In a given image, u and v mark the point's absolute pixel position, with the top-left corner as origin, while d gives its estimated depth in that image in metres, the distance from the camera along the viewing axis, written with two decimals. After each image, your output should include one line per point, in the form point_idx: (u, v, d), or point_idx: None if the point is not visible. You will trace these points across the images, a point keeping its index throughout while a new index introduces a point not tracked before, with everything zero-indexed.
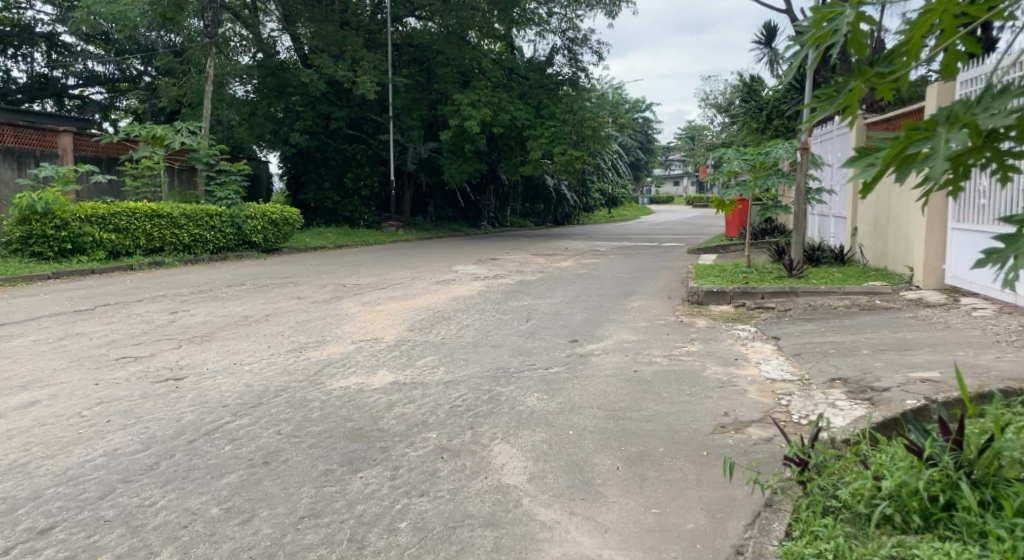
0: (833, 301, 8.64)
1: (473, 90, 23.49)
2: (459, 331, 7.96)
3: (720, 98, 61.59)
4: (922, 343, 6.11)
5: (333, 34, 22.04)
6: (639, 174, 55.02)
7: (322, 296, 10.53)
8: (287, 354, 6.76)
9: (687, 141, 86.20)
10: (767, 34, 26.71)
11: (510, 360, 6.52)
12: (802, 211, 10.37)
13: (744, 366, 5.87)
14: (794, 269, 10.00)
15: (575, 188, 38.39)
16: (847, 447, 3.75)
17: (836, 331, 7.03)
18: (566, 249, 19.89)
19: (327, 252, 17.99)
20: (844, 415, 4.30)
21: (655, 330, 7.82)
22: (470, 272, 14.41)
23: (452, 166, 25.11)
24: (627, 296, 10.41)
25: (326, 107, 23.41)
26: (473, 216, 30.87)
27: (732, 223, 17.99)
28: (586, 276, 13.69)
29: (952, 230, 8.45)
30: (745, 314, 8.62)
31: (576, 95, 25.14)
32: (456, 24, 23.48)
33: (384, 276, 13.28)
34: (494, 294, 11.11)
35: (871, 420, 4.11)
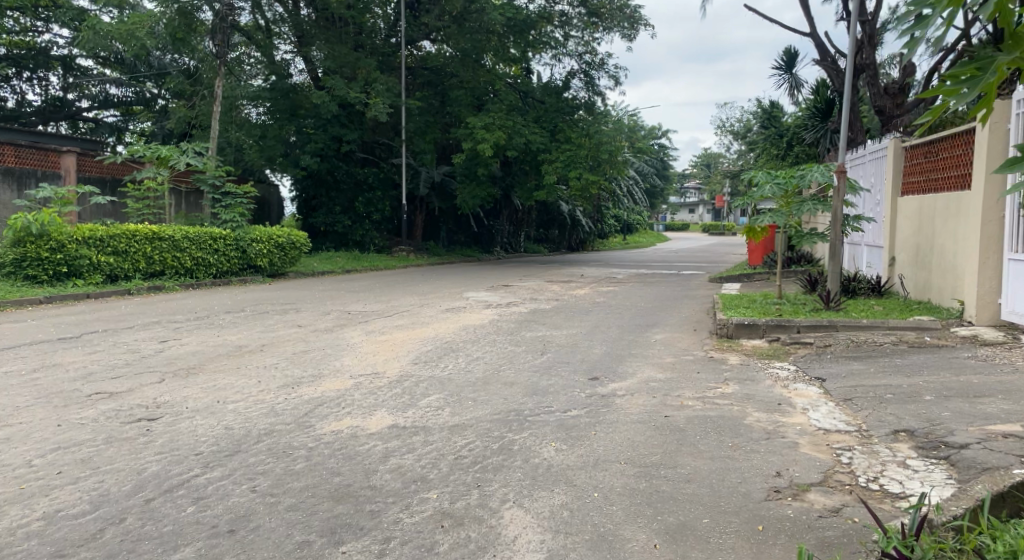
0: (876, 338, 7.97)
1: (487, 113, 23.03)
2: (469, 365, 7.32)
3: (736, 125, 61.19)
4: (990, 390, 5.43)
5: (346, 56, 21.71)
6: (654, 201, 54.40)
7: (325, 325, 9.91)
8: (278, 391, 6.12)
9: (702, 169, 85.78)
10: (787, 60, 26.24)
11: (524, 401, 5.86)
12: (837, 239, 9.74)
13: (790, 414, 5.19)
14: (830, 301, 9.33)
15: (590, 213, 37.80)
16: (956, 535, 3.15)
17: (887, 373, 6.33)
18: (581, 276, 19.25)
19: (335, 277, 17.40)
20: (938, 486, 3.71)
21: (684, 367, 7.14)
22: (482, 299, 13.75)
23: (465, 190, 24.64)
24: (649, 328, 9.73)
25: (338, 130, 22.98)
26: (485, 242, 30.33)
27: (755, 251, 17.33)
28: (604, 305, 13.00)
29: (1009, 262, 7.93)
30: (779, 350, 7.94)
31: (593, 120, 24.69)
32: (470, 47, 23.12)
33: (392, 303, 12.63)
34: (507, 324, 10.45)
35: (983, 494, 3.50)
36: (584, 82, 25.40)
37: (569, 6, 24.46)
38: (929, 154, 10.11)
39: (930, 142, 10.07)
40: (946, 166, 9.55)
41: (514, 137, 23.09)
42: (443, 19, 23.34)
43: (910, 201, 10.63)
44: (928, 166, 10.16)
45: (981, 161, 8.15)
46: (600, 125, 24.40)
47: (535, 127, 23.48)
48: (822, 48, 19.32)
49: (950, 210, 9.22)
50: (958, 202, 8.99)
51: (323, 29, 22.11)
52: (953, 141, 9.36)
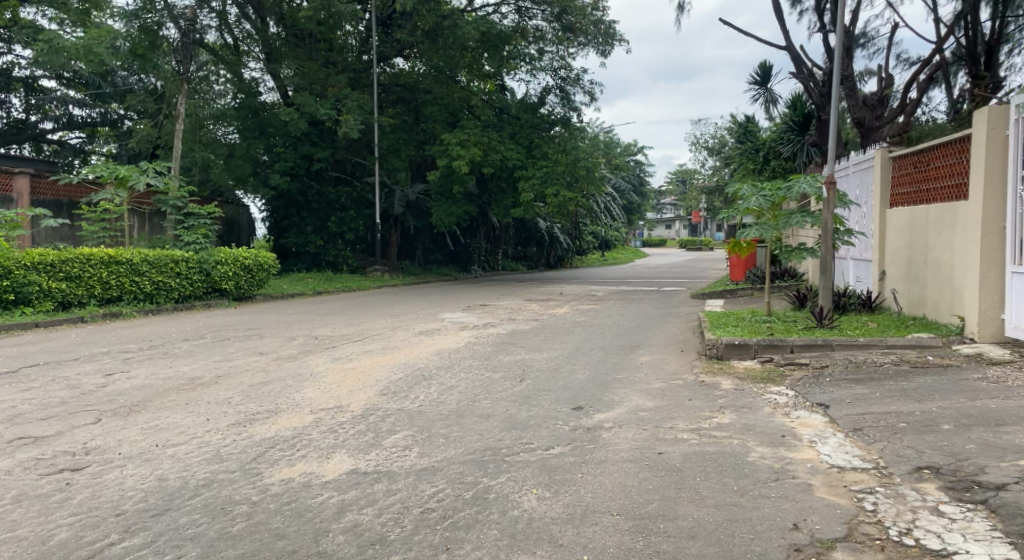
0: (875, 357, 7.53)
1: (462, 130, 22.57)
2: (442, 396, 6.71)
3: (710, 141, 61.41)
4: (1014, 418, 4.95)
5: (315, 73, 21.23)
6: (631, 217, 54.20)
7: (290, 352, 9.25)
8: (226, 430, 5.47)
9: (678, 185, 86.02)
10: (762, 74, 26.11)
11: (500, 436, 5.27)
12: (828, 253, 9.31)
13: (798, 448, 4.68)
14: (823, 318, 8.88)
15: (567, 230, 37.42)
16: None
17: (895, 397, 5.85)
18: (561, 294, 18.72)
19: (305, 299, 16.71)
20: (984, 544, 3.22)
21: (674, 394, 6.60)
22: (457, 321, 13.14)
23: (440, 208, 24.09)
24: (634, 349, 9.20)
25: (308, 148, 22.35)
26: (463, 260, 29.77)
27: (736, 266, 16.92)
28: (585, 324, 12.46)
29: (1011, 275, 7.56)
30: (774, 373, 7.44)
31: (569, 136, 24.31)
32: (443, 63, 22.72)
33: (362, 327, 11.98)
34: (485, 347, 9.86)
35: None
36: (559, 98, 25.04)
37: (543, 21, 24.19)
38: (919, 163, 9.76)
39: (919, 152, 9.74)
40: (937, 176, 9.20)
41: (490, 153, 22.61)
42: (415, 35, 22.91)
43: (900, 212, 10.25)
44: (917, 176, 9.81)
45: (977, 170, 7.80)
46: (577, 141, 24.02)
47: (510, 144, 23.06)
48: (798, 61, 19.13)
49: (944, 222, 8.85)
50: (953, 213, 8.62)
51: (291, 46, 21.58)
52: (945, 149, 9.02)
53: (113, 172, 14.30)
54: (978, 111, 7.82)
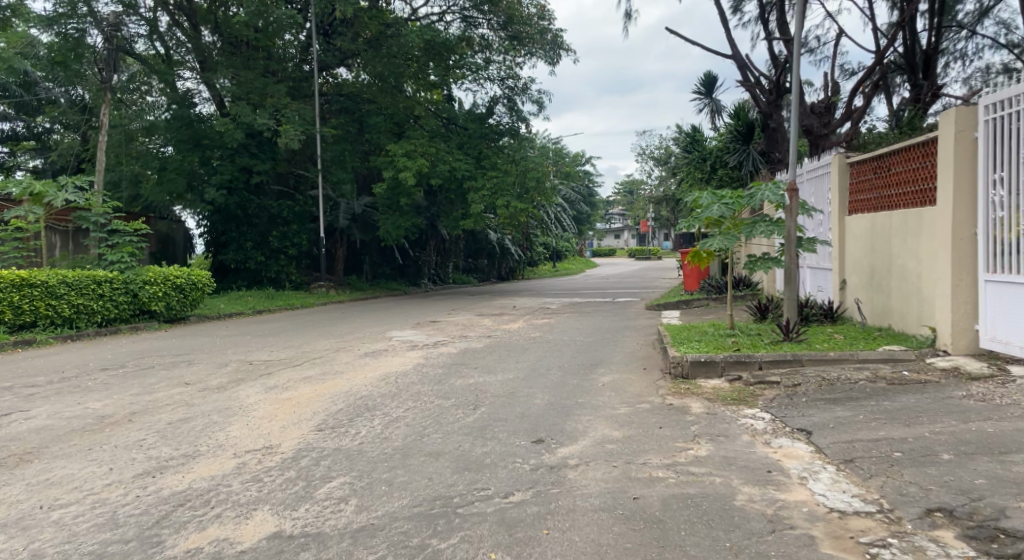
0: (848, 373, 7.11)
1: (408, 140, 21.85)
2: (386, 430, 6.00)
3: (656, 151, 61.97)
4: (1018, 445, 4.52)
5: (254, 81, 20.25)
6: (582, 228, 54.05)
7: (219, 381, 8.41)
8: (130, 482, 4.69)
9: (626, 196, 86.63)
10: (707, 85, 26.07)
11: (452, 481, 4.61)
12: (793, 263, 8.89)
13: (789, 488, 4.15)
14: (790, 332, 8.44)
15: (517, 242, 36.95)
16: None
17: (882, 421, 5.39)
18: (514, 308, 18.15)
19: (242, 320, 15.73)
20: None
21: (642, 421, 6.03)
22: (405, 340, 12.41)
23: (387, 221, 23.31)
24: (594, 368, 8.64)
25: (246, 160, 21.34)
26: (411, 274, 29.00)
27: (690, 276, 16.59)
28: (540, 341, 11.87)
29: (985, 283, 7.23)
30: (745, 394, 6.96)
31: (517, 146, 23.84)
32: (387, 72, 22.03)
33: (302, 349, 11.15)
34: (434, 370, 9.17)
35: None
36: (507, 108, 24.50)
37: (489, 30, 23.70)
38: (878, 169, 9.48)
39: (878, 157, 9.44)
40: (899, 181, 8.90)
41: (437, 164, 21.95)
42: (358, 43, 22.22)
43: (860, 219, 9.94)
44: (877, 183, 9.52)
45: (945, 173, 7.47)
46: (525, 151, 23.54)
47: (458, 154, 22.46)
48: (745, 69, 19.00)
49: (909, 229, 8.53)
50: (918, 220, 8.31)
51: (227, 55, 20.58)
52: (905, 154, 8.74)
53: (26, 188, 13.24)
54: (944, 112, 7.49)
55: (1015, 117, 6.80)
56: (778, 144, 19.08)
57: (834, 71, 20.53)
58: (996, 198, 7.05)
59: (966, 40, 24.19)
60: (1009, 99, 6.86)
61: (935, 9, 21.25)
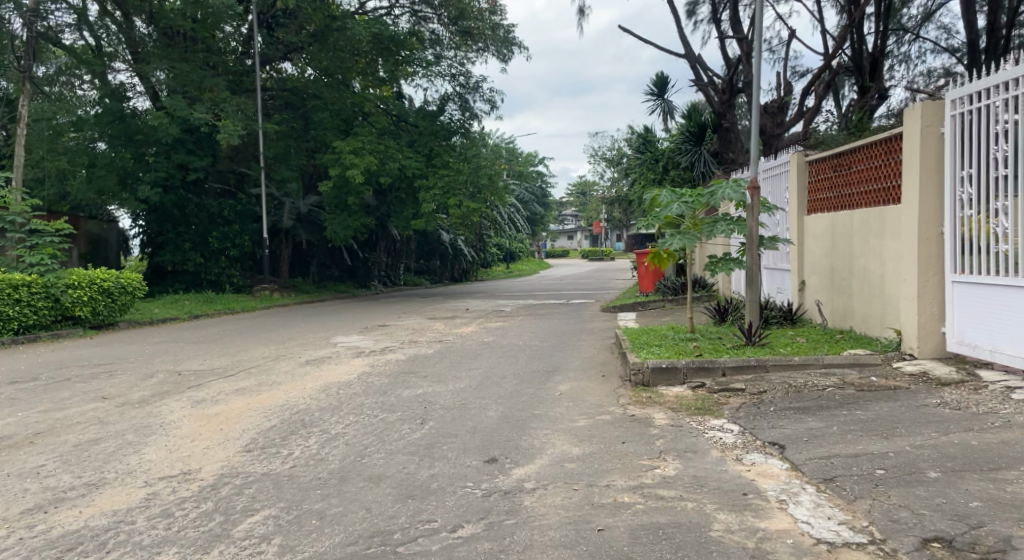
0: (814, 380, 6.78)
1: (355, 137, 21.14)
2: (322, 451, 5.44)
3: (608, 152, 62.14)
4: (1007, 460, 4.20)
5: (190, 73, 19.27)
6: (535, 229, 53.78)
7: (141, 395, 7.72)
8: (16, 520, 4.07)
9: (579, 197, 86.77)
10: (659, 86, 25.94)
11: (393, 512, 4.10)
12: (755, 264, 8.55)
13: (769, 515, 3.76)
14: (753, 336, 8.10)
15: (470, 243, 36.44)
16: None
17: (859, 432, 5.04)
18: (466, 311, 17.64)
19: (177, 325, 14.90)
20: None
21: (603, 435, 5.59)
22: (351, 346, 11.82)
23: (334, 221, 22.56)
24: (549, 376, 8.18)
25: (183, 156, 20.41)
26: (361, 276, 28.28)
27: (645, 277, 16.30)
28: (492, 345, 11.40)
29: (952, 284, 6.97)
30: (709, 403, 6.59)
31: (470, 145, 23.33)
32: (334, 67, 21.46)
33: (238, 358, 10.48)
34: (379, 379, 8.61)
35: None
36: (458, 106, 23.87)
37: (440, 25, 23.12)
38: (838, 167, 9.23)
39: (838, 155, 9.20)
40: (861, 180, 8.66)
41: (386, 162, 21.28)
42: (302, 36, 21.46)
43: (820, 218, 9.69)
44: (837, 181, 9.27)
45: (911, 169, 7.21)
46: (478, 150, 23.03)
47: (408, 152, 21.85)
48: (697, 69, 18.86)
49: (871, 228, 8.28)
50: (881, 219, 8.05)
51: (164, 46, 19.64)
52: (868, 151, 8.50)
53: None
54: (911, 106, 7.24)
55: (985, 111, 6.54)
56: (730, 144, 18.94)
57: (786, 72, 20.50)
58: (965, 196, 6.79)
59: (909, 43, 24.52)
60: (979, 92, 6.61)
61: (882, 12, 21.41)
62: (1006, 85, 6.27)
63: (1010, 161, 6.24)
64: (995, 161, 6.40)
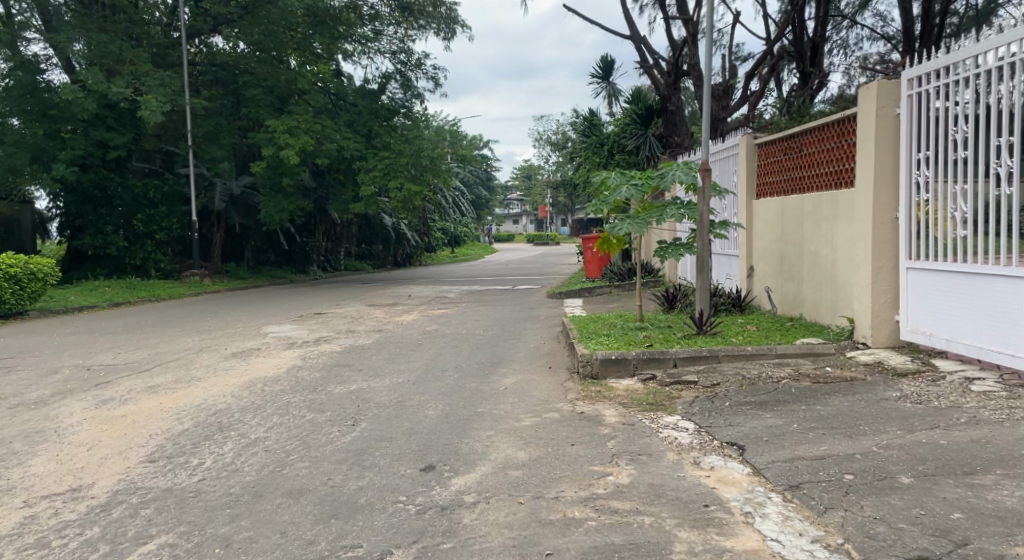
0: (768, 371, 6.49)
1: (290, 116, 20.29)
2: (237, 460, 4.94)
3: (553, 135, 61.87)
4: (981, 462, 3.93)
5: (109, 44, 18.27)
6: (481, 213, 53.28)
7: (41, 396, 7.09)
8: None
9: (524, 181, 86.42)
10: (604, 68, 25.58)
11: (311, 537, 3.66)
12: (705, 250, 8.21)
13: (734, 534, 3.42)
14: (703, 325, 7.77)
15: (414, 227, 35.75)
16: None
17: (822, 429, 4.73)
18: (407, 297, 17.10)
19: (96, 316, 14.07)
20: None
21: (551, 436, 5.19)
22: (281, 336, 11.24)
23: (268, 204, 21.67)
24: (491, 368, 7.76)
25: (102, 133, 19.32)
26: (299, 261, 27.39)
27: (591, 263, 15.96)
28: (433, 334, 10.94)
29: (906, 271, 6.73)
30: (662, 398, 6.23)
31: (412, 125, 22.61)
32: (265, 39, 20.40)
33: (156, 351, 9.83)
34: (310, 372, 8.08)
35: None
36: (399, 84, 23.19)
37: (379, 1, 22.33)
38: (788, 149, 8.96)
39: (789, 138, 8.92)
40: (812, 163, 8.38)
41: (323, 142, 20.44)
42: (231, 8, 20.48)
43: (769, 202, 9.41)
44: (787, 164, 8.99)
45: (866, 151, 6.93)
46: (419, 130, 22.33)
47: (347, 132, 21.05)
48: (642, 51, 18.54)
49: (822, 213, 8.01)
50: (833, 203, 7.78)
51: (82, 15, 18.60)
52: (820, 134, 8.23)
53: None
54: (866, 86, 6.95)
55: (942, 91, 6.28)
56: (676, 128, 18.67)
57: (730, 54, 20.37)
58: (921, 179, 6.53)
59: (848, 29, 24.64)
60: (936, 72, 6.34)
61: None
62: (963, 63, 6.02)
63: (970, 142, 5.97)
64: (954, 143, 6.14)
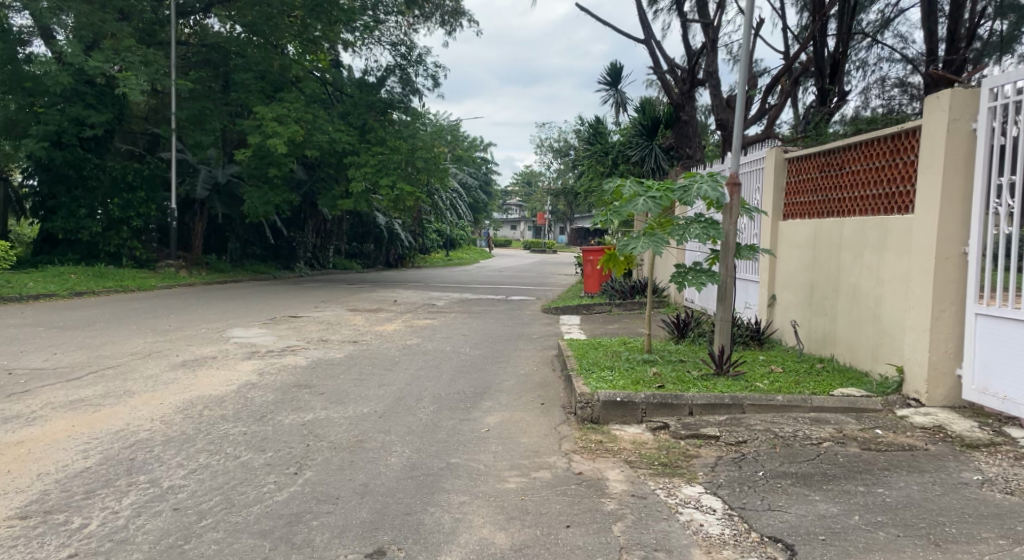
0: (804, 429, 5.38)
1: (280, 103, 19.23)
2: (131, 526, 3.85)
3: (556, 143, 60.99)
4: None
5: (91, 14, 17.26)
6: (478, 216, 52.22)
7: None
8: None
9: (523, 186, 85.46)
10: (613, 75, 24.54)
11: None
12: (729, 276, 7.09)
13: None
14: (723, 365, 6.64)
15: (409, 227, 34.70)
16: None
17: (895, 531, 3.65)
18: (393, 303, 16.00)
19: (49, 309, 13.00)
20: None
21: (543, 508, 4.11)
22: (245, 342, 10.17)
23: (253, 195, 20.56)
24: (473, 401, 6.63)
25: (79, 111, 18.26)
26: (285, 256, 26.35)
27: (591, 278, 14.86)
28: (413, 350, 9.85)
29: (974, 317, 5.63)
30: (678, 457, 5.12)
31: (409, 122, 21.48)
32: (261, 22, 19.42)
33: (98, 355, 8.79)
34: (264, 393, 6.99)
35: None
36: (399, 79, 22.10)
37: None
38: (828, 166, 7.81)
39: (828, 154, 7.82)
40: (856, 183, 7.26)
41: (314, 133, 19.36)
42: None
43: (798, 225, 8.30)
44: (824, 183, 7.85)
45: (931, 172, 5.84)
46: (416, 127, 21.16)
47: (340, 125, 19.96)
48: (655, 56, 17.50)
49: (867, 241, 6.89)
50: (881, 231, 6.66)
51: None
52: (869, 151, 7.10)
53: None
54: (934, 95, 5.87)
55: None
56: (688, 140, 17.61)
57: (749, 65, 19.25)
58: (1001, 209, 5.41)
59: (868, 49, 23.57)
60: None
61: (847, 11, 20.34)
62: None
63: None
64: None
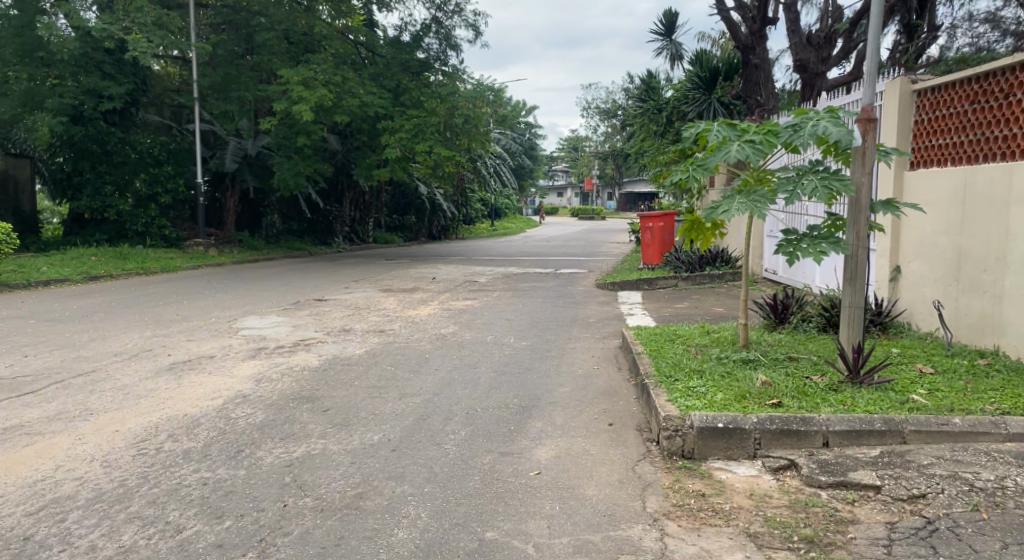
0: (1015, 476, 3.59)
1: (306, 65, 17.67)
2: None
3: (603, 105, 58.24)
4: None
5: None
6: (523, 183, 50.17)
7: None
8: None
9: (569, 152, 82.76)
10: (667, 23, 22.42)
11: None
12: (859, 249, 5.25)
13: None
14: (857, 371, 4.87)
15: (452, 197, 33.06)
16: None
17: None
18: (431, 281, 14.42)
19: (51, 297, 11.71)
20: None
21: None
22: (254, 335, 8.66)
23: (283, 166, 19.09)
24: (519, 421, 4.98)
25: (95, 81, 16.98)
26: (323, 231, 25.13)
27: (650, 248, 12.97)
28: (447, 340, 8.23)
29: None
30: (828, 522, 3.41)
31: (447, 81, 19.73)
32: None
33: (75, 357, 7.37)
34: (253, 411, 5.46)
35: None
36: (435, 36, 20.25)
37: None
38: (985, 95, 5.88)
39: (987, 77, 5.85)
40: None
41: (344, 97, 17.79)
42: None
43: (935, 174, 6.38)
44: (979, 117, 5.90)
45: None
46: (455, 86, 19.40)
47: (372, 86, 18.33)
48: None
49: None
50: None
51: None
52: None
53: None
54: None
55: None
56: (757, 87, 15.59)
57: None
58: None
59: None
60: None
61: None
62: None
63: None
64: None
